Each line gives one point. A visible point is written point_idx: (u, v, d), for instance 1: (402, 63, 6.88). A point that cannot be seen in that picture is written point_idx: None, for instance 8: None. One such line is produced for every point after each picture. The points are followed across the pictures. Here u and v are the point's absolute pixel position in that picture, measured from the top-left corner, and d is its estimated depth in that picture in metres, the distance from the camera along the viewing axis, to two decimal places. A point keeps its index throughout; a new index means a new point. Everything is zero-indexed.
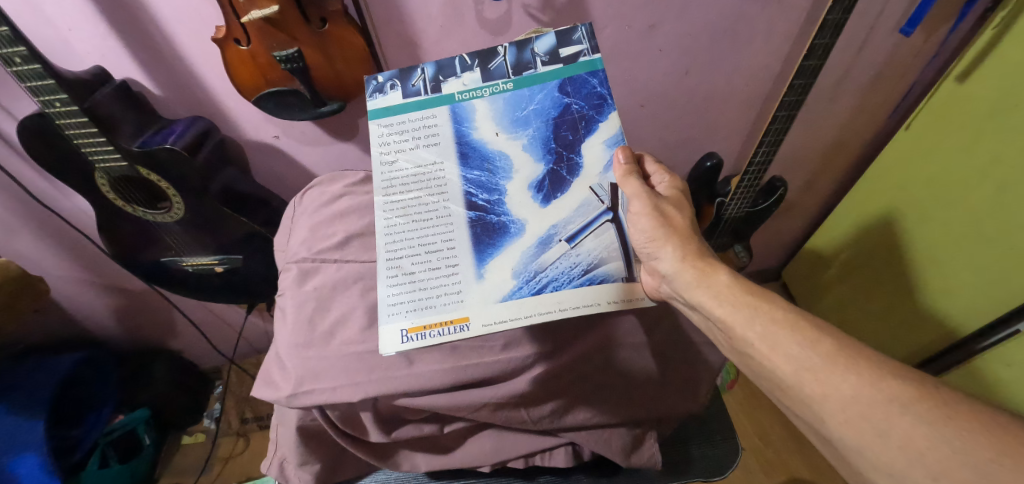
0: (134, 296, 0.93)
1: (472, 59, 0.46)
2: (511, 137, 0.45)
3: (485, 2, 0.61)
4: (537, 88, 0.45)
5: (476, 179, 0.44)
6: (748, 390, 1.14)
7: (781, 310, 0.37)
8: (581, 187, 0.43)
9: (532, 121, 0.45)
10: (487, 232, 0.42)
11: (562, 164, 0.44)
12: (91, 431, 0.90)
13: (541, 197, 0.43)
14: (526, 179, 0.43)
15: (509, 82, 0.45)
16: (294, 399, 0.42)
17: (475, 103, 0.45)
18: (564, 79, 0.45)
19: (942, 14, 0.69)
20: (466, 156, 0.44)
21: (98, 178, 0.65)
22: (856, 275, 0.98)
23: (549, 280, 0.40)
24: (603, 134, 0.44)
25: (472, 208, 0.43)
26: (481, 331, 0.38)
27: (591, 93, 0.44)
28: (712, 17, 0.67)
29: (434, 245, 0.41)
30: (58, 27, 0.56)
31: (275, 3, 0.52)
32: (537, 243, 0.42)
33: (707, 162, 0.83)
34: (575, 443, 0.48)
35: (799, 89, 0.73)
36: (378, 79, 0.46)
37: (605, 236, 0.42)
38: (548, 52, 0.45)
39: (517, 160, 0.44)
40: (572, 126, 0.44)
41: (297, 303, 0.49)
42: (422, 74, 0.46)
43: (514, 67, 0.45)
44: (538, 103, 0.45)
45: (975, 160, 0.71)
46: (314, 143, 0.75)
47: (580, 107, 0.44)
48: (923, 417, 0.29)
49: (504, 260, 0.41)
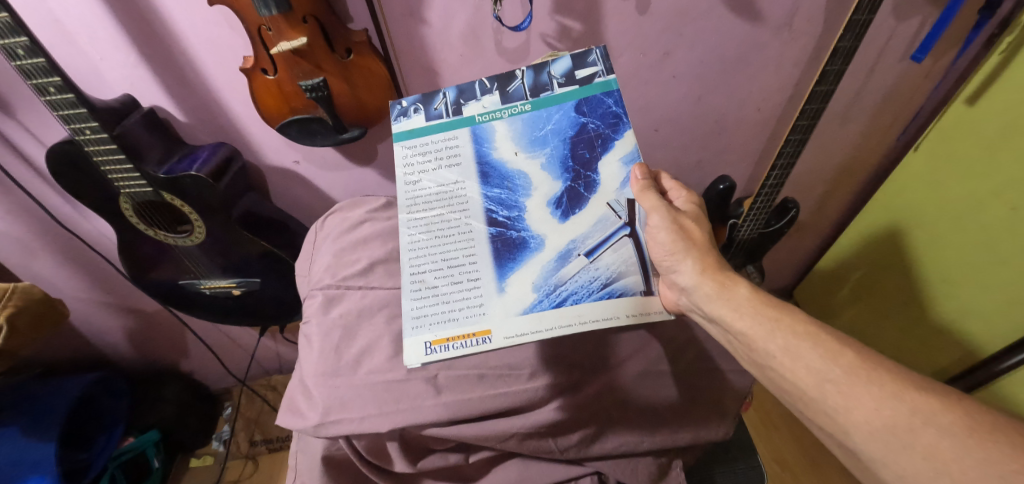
0: (148, 317, 0.94)
1: (492, 83, 0.47)
2: (530, 156, 0.45)
3: (504, 32, 0.63)
4: (554, 108, 0.46)
5: (496, 197, 0.44)
6: (763, 411, 1.13)
7: (803, 323, 0.37)
8: (599, 203, 0.43)
9: (550, 140, 0.45)
10: (507, 247, 0.42)
11: (580, 181, 0.44)
12: (101, 454, 0.89)
13: (560, 212, 0.43)
14: (545, 196, 0.44)
15: (527, 103, 0.46)
16: (321, 429, 0.42)
17: (495, 124, 0.46)
18: (580, 100, 0.45)
19: (948, 40, 0.71)
20: (486, 174, 0.45)
21: (123, 203, 0.66)
22: (869, 296, 0.98)
23: (569, 294, 0.40)
24: (619, 152, 0.44)
25: (493, 224, 0.43)
26: (504, 344, 0.38)
27: (606, 112, 0.45)
28: (724, 44, 0.69)
29: (456, 260, 0.42)
30: (91, 57, 0.57)
31: (303, 35, 0.53)
32: (557, 256, 0.42)
33: (720, 185, 0.84)
34: (599, 473, 0.46)
35: (810, 114, 0.73)
36: (402, 103, 0.47)
37: (624, 250, 0.42)
38: (564, 74, 0.46)
39: (536, 178, 0.45)
40: (589, 144, 0.45)
41: (323, 331, 0.49)
42: (444, 98, 0.47)
43: (531, 89, 0.46)
44: (555, 123, 0.46)
45: (985, 180, 0.71)
46: (333, 168, 0.77)
47: (596, 126, 0.45)
48: (950, 429, 0.29)
49: (525, 274, 0.41)
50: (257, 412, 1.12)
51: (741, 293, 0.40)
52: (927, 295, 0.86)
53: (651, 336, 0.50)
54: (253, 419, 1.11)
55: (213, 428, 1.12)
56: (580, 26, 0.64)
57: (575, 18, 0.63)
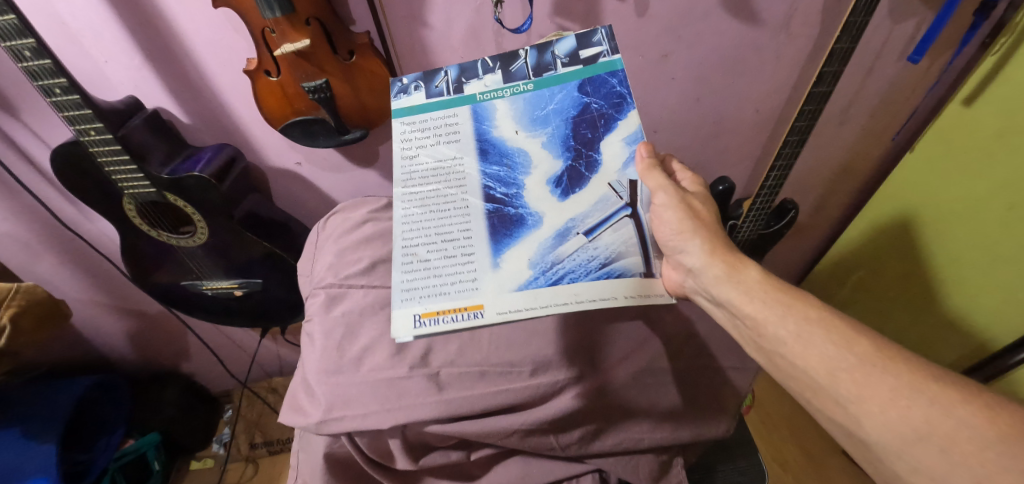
0: (149, 319, 0.94)
1: (495, 62, 0.47)
2: (530, 135, 0.46)
3: (505, 34, 0.63)
4: (557, 88, 0.46)
5: (494, 174, 0.45)
6: (764, 413, 1.13)
7: (815, 309, 0.37)
8: (600, 183, 0.43)
9: (551, 120, 0.45)
10: (504, 223, 0.43)
11: (580, 161, 0.44)
12: (102, 456, 0.88)
13: (560, 191, 0.44)
14: (545, 174, 0.44)
15: (529, 83, 0.46)
16: (324, 426, 0.42)
17: (497, 102, 0.46)
18: (584, 80, 0.45)
19: (944, 42, 0.72)
20: (486, 152, 0.45)
21: (126, 203, 0.66)
22: (869, 297, 0.99)
23: (566, 272, 0.40)
24: (622, 132, 0.44)
25: (491, 201, 0.44)
26: (497, 318, 0.38)
27: (610, 92, 0.45)
28: (722, 46, 0.70)
29: (450, 234, 0.42)
30: (97, 59, 0.58)
31: (306, 37, 0.54)
32: (554, 235, 0.42)
33: (719, 185, 0.84)
34: (601, 470, 0.46)
35: (808, 115, 0.74)
36: (403, 81, 0.48)
37: (625, 230, 0.42)
38: (568, 54, 0.46)
39: (536, 156, 0.45)
40: (592, 124, 0.45)
41: (325, 329, 0.49)
42: (446, 76, 0.47)
43: (534, 69, 0.46)
44: (557, 103, 0.45)
45: (983, 181, 0.72)
46: (335, 170, 0.77)
47: (599, 106, 0.45)
48: (968, 422, 0.29)
49: (522, 249, 0.42)
50: (258, 414, 1.12)
51: (753, 276, 0.40)
52: (929, 294, 0.86)
53: (651, 334, 0.50)
54: (253, 421, 1.11)
55: (213, 430, 1.12)
56: (580, 28, 0.65)
57: (574, 21, 0.64)
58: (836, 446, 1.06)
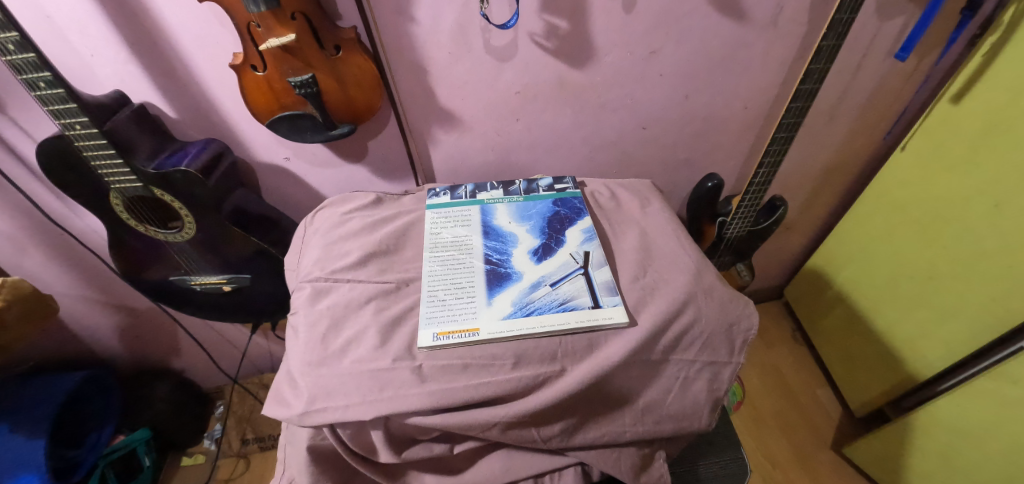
0: (139, 314, 0.94)
1: (499, 184, 0.67)
2: (519, 225, 0.60)
3: (493, 30, 0.64)
4: (538, 201, 0.64)
5: (493, 246, 0.57)
6: (753, 408, 1.15)
7: None
8: (564, 254, 0.56)
9: (533, 218, 0.61)
10: (496, 278, 0.53)
11: (552, 240, 0.58)
12: (91, 452, 0.89)
13: (537, 257, 0.56)
14: (527, 247, 0.57)
15: (521, 197, 0.65)
16: (306, 417, 0.42)
17: (498, 205, 0.63)
18: (557, 199, 0.64)
19: (931, 41, 0.72)
20: (487, 232, 0.59)
21: (112, 198, 0.66)
22: (858, 295, 1.01)
23: (536, 307, 0.50)
24: (580, 226, 0.59)
25: (487, 262, 0.55)
26: (488, 338, 0.47)
27: (573, 206, 0.63)
28: (709, 44, 0.70)
29: (460, 283, 0.53)
30: (82, 53, 0.57)
31: (292, 32, 0.53)
32: (531, 285, 0.52)
33: (708, 182, 0.86)
34: (582, 464, 0.47)
35: (796, 112, 0.76)
36: (437, 189, 0.66)
37: (578, 282, 0.52)
38: (547, 186, 0.67)
39: (522, 237, 0.58)
40: (560, 221, 0.60)
41: (310, 322, 0.49)
42: (465, 189, 0.66)
43: (525, 190, 0.66)
44: (538, 208, 0.63)
45: (969, 179, 0.73)
46: (324, 165, 0.77)
47: (566, 212, 0.62)
48: None
49: (508, 294, 0.51)
50: (248, 411, 1.13)
51: None
52: (922, 293, 0.85)
53: None
54: (245, 418, 1.12)
55: (205, 426, 1.13)
56: (567, 24, 0.65)
57: (562, 17, 0.64)
58: (824, 442, 1.08)
